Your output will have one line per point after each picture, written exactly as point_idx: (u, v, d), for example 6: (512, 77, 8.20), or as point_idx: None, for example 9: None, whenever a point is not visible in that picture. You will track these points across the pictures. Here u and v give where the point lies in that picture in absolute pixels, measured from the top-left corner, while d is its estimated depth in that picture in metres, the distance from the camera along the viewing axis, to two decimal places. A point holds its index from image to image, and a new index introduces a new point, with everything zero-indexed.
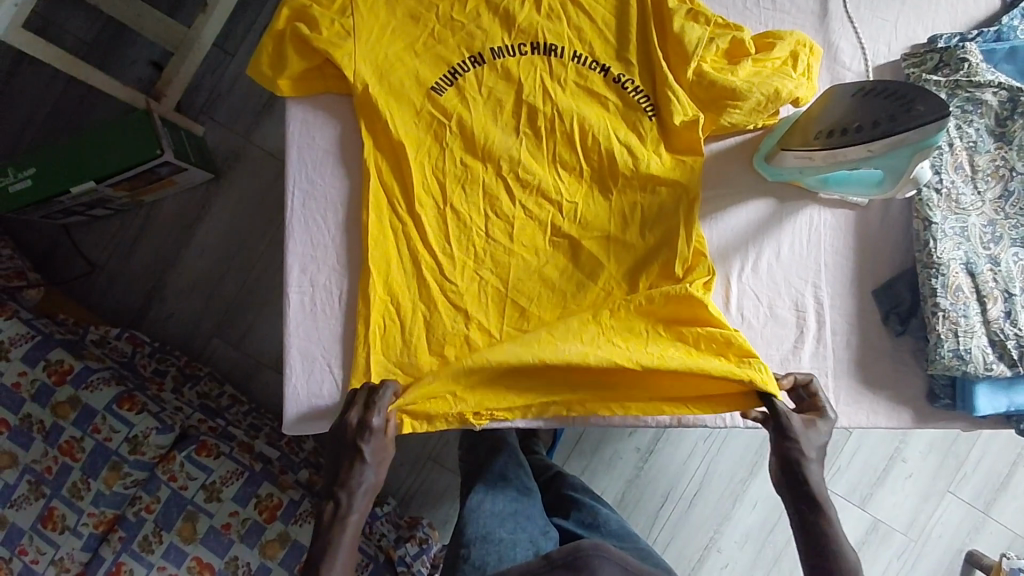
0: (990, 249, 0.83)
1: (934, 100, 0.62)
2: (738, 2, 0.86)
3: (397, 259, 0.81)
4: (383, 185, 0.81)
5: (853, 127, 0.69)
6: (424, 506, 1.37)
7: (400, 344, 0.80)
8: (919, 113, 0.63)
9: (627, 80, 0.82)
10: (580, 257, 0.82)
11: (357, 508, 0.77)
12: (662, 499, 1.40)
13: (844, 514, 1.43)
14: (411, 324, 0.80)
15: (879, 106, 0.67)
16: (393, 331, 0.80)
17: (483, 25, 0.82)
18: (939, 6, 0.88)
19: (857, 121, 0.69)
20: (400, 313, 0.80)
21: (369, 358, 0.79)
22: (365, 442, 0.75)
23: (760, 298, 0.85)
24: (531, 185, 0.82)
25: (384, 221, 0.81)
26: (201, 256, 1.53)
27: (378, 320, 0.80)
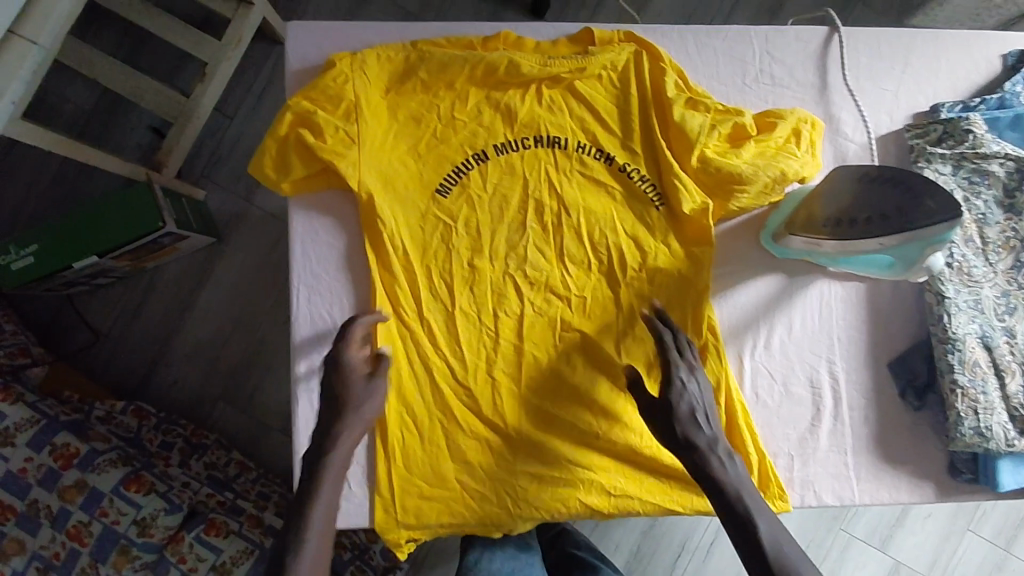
0: (1005, 320, 0.81)
1: (944, 197, 0.61)
2: (737, 78, 0.85)
3: (409, 365, 0.82)
4: (386, 293, 0.82)
5: (861, 219, 0.68)
6: (436, 569, 1.35)
7: (420, 451, 0.82)
8: (930, 209, 0.62)
9: (634, 168, 0.84)
10: (591, 351, 0.84)
11: (325, 482, 0.73)
12: (679, 550, 1.38)
13: (866, 558, 1.41)
14: (429, 431, 0.82)
15: (887, 198, 0.66)
16: (415, 439, 0.82)
17: (485, 122, 0.83)
18: (939, 72, 0.87)
19: (864, 213, 0.68)
20: (417, 422, 0.82)
21: (391, 466, 0.81)
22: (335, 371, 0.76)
23: (775, 376, 0.85)
24: (541, 282, 0.84)
25: (393, 330, 0.82)
26: (205, 318, 1.55)
27: (396, 430, 0.82)
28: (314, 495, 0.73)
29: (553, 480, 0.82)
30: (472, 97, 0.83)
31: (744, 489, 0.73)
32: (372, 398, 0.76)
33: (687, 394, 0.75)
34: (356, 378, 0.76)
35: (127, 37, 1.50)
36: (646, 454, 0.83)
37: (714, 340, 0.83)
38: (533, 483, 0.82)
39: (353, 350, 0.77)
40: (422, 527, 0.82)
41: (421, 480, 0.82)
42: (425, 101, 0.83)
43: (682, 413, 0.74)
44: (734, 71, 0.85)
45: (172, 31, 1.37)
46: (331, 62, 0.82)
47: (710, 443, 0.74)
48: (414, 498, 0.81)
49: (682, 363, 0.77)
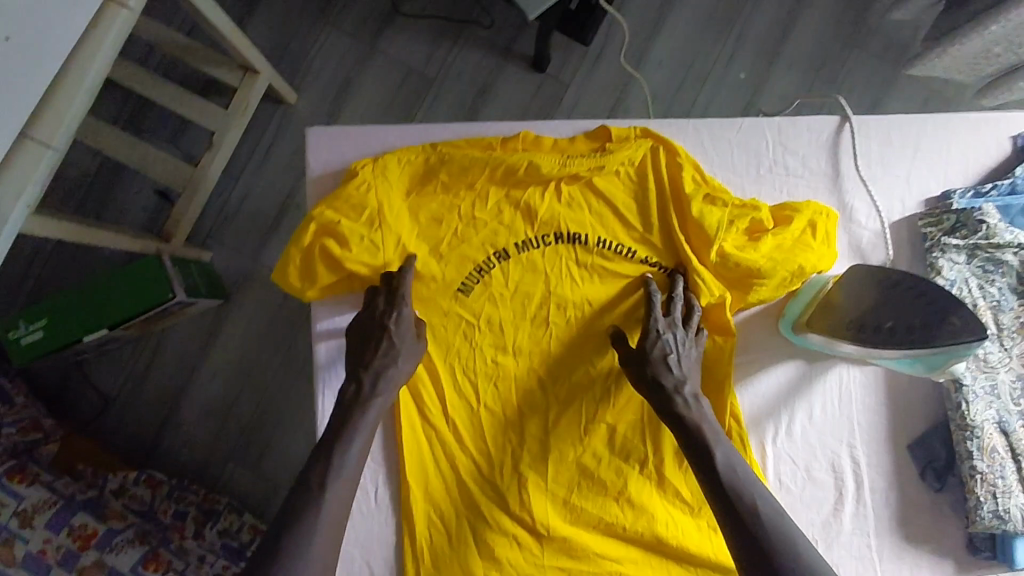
0: (1021, 404, 0.83)
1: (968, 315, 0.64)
2: (752, 169, 0.87)
3: (436, 464, 0.83)
4: (412, 393, 0.83)
5: (886, 327, 0.71)
6: None
7: (448, 551, 0.82)
8: (956, 326, 0.65)
9: (655, 261, 0.85)
10: (617, 443, 0.84)
11: (363, 428, 0.76)
12: None
13: None
14: (456, 530, 0.82)
15: (913, 310, 0.69)
16: (443, 539, 0.82)
17: (505, 220, 0.84)
18: (950, 156, 0.89)
19: (888, 321, 0.71)
20: (445, 522, 0.82)
21: (419, 568, 0.81)
22: (392, 322, 0.79)
23: (797, 461, 0.86)
24: (565, 375, 0.84)
25: (419, 429, 0.83)
26: (213, 380, 1.54)
27: (424, 530, 0.82)
28: (351, 437, 0.75)
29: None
30: (492, 196, 0.84)
31: (707, 426, 0.75)
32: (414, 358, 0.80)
33: (661, 342, 0.78)
34: (406, 337, 0.79)
35: (130, 102, 1.51)
36: (675, 547, 0.82)
37: (737, 428, 0.83)
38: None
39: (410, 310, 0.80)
40: None
41: None
42: (445, 201, 0.84)
43: (653, 352, 0.78)
44: (749, 161, 0.87)
45: (177, 100, 1.38)
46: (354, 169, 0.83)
47: (676, 386, 0.77)
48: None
49: (664, 318, 0.80)
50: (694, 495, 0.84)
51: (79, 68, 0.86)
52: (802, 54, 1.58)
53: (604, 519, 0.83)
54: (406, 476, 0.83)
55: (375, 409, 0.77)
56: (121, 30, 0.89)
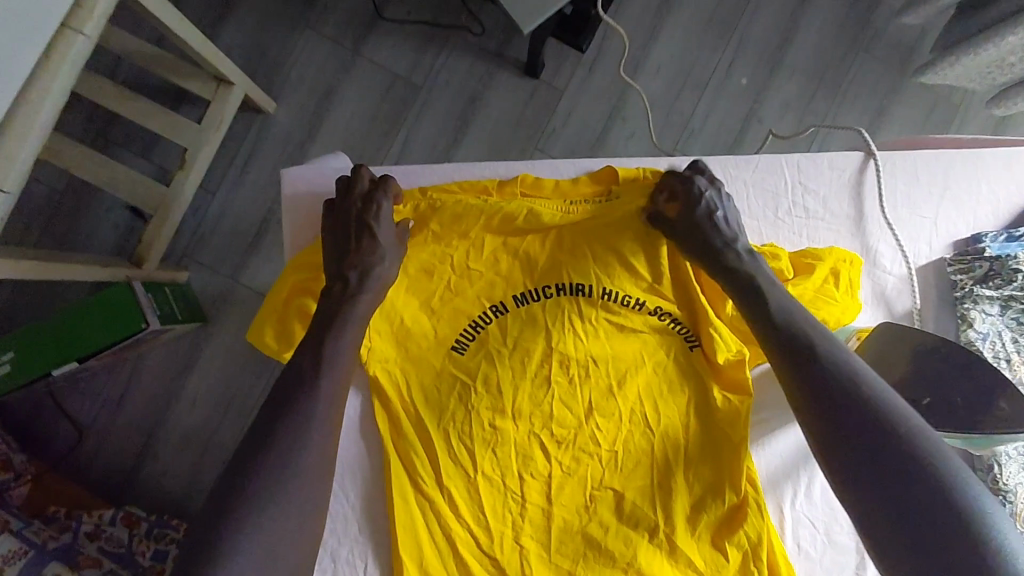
0: None
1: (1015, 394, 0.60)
2: (769, 212, 0.81)
3: (430, 540, 0.76)
4: (403, 461, 0.77)
5: (922, 404, 0.65)
6: None
7: None
8: (1005, 413, 0.62)
9: (666, 311, 0.78)
10: (625, 509, 0.78)
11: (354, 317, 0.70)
12: None
13: None
14: None
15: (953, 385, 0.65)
16: None
17: (503, 271, 0.78)
18: (979, 195, 0.83)
19: (925, 398, 0.65)
20: None
21: None
22: (372, 220, 0.73)
23: (817, 524, 0.80)
24: (569, 438, 0.78)
25: (411, 501, 0.76)
26: (193, 407, 1.47)
27: None
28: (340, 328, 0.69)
29: None
30: (487, 245, 0.77)
31: (762, 275, 0.70)
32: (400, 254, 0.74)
33: (707, 199, 0.74)
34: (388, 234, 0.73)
35: (99, 115, 1.43)
36: None
37: (754, 492, 0.76)
38: None
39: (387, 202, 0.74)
40: None
41: None
42: (436, 251, 0.77)
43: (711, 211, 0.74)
44: (766, 203, 0.81)
45: (146, 114, 1.28)
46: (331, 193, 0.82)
47: (726, 240, 0.72)
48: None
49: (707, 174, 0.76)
50: (709, 565, 0.76)
51: (32, 104, 0.77)
52: (805, 59, 1.49)
53: None
54: (397, 554, 0.76)
55: (363, 304, 0.70)
56: (78, 57, 0.80)
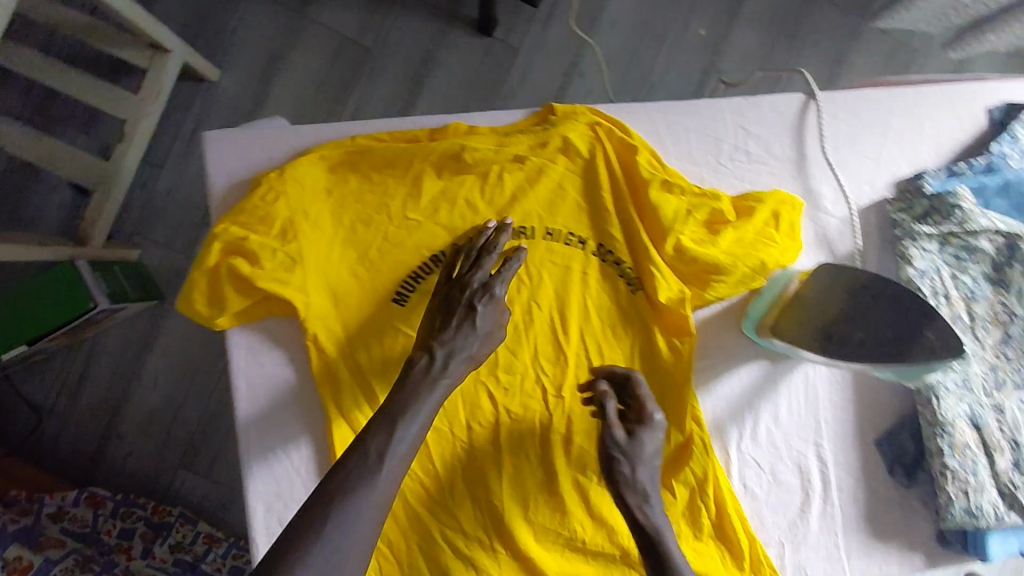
0: (994, 396, 0.79)
1: (942, 329, 0.65)
2: (711, 157, 0.79)
3: None
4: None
5: (854, 338, 0.70)
6: None
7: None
8: (932, 343, 0.66)
9: (610, 253, 0.77)
10: (573, 453, 0.79)
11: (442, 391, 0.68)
12: None
13: None
14: (409, 559, 0.77)
15: (886, 318, 0.69)
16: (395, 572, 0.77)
17: (441, 219, 0.75)
18: (922, 133, 0.82)
19: (857, 332, 0.70)
20: (397, 552, 0.77)
21: None
22: (481, 303, 0.71)
23: (762, 464, 0.82)
24: (515, 385, 0.78)
25: None
26: (155, 385, 1.45)
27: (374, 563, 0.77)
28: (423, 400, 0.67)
29: None
30: (426, 193, 0.75)
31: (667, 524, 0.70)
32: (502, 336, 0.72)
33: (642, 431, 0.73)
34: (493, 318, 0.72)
35: (36, 90, 1.37)
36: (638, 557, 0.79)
37: (698, 431, 0.78)
38: None
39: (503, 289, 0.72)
40: None
41: None
42: (372, 201, 0.74)
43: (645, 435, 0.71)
44: (707, 148, 0.79)
45: (82, 87, 1.23)
46: (254, 144, 0.74)
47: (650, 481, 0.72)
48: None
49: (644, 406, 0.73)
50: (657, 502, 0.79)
51: None
52: (762, 9, 1.47)
53: (565, 531, 0.79)
54: None
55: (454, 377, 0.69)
56: None
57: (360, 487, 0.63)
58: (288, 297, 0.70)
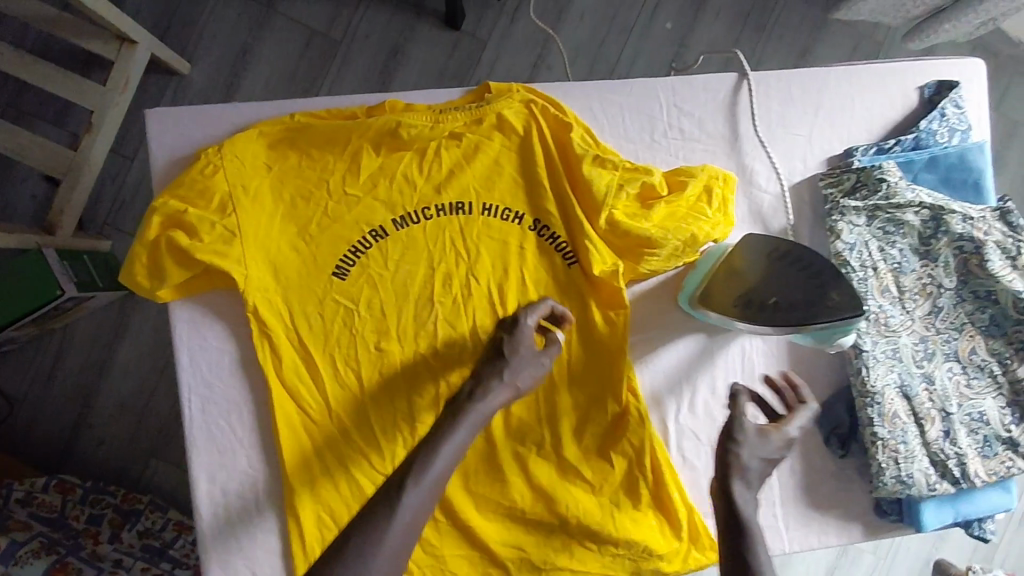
0: (924, 366, 0.80)
1: (845, 291, 0.67)
2: (645, 135, 0.81)
3: (320, 466, 0.78)
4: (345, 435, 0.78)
5: (770, 303, 0.71)
6: None
7: None
8: (836, 303, 0.67)
9: (546, 227, 0.79)
10: (512, 425, 0.81)
11: (470, 416, 0.70)
12: None
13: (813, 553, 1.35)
14: None
15: (798, 282, 0.70)
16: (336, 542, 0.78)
17: (380, 194, 0.77)
18: (854, 111, 0.84)
19: (772, 297, 0.71)
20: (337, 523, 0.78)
21: None
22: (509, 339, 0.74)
23: (700, 436, 0.84)
24: (454, 357, 0.79)
25: (299, 428, 0.78)
26: (125, 375, 1.46)
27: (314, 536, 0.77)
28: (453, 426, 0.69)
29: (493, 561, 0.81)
30: (364, 170, 0.77)
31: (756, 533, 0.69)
32: (539, 368, 0.74)
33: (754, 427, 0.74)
34: (527, 349, 0.74)
35: (8, 83, 1.39)
36: (576, 525, 0.81)
37: (636, 403, 0.80)
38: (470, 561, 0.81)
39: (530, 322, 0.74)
40: None
41: None
42: (312, 177, 0.76)
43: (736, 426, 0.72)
44: (641, 127, 0.81)
45: (46, 77, 1.25)
46: (195, 122, 0.76)
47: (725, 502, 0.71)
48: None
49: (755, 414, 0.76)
50: (595, 473, 0.81)
51: None
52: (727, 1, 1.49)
53: (504, 501, 0.80)
54: (287, 480, 0.77)
55: (486, 404, 0.71)
56: None
57: (378, 522, 0.64)
58: (227, 270, 0.72)
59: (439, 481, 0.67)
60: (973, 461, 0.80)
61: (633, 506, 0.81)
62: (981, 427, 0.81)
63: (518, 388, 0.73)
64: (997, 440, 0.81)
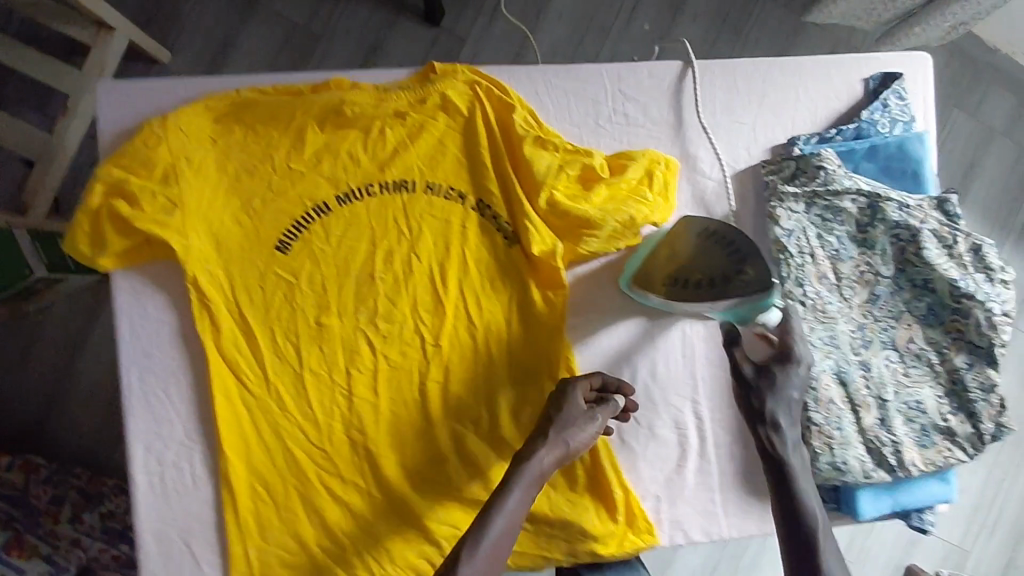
0: (861, 354, 0.81)
1: (760, 267, 0.67)
2: (590, 119, 0.82)
3: (256, 436, 0.79)
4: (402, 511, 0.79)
5: (694, 281, 0.73)
6: None
7: (277, 520, 0.80)
8: (749, 277, 0.67)
9: (487, 208, 0.80)
10: (451, 403, 0.81)
11: (524, 477, 0.71)
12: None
13: None
14: (285, 501, 0.80)
15: (717, 258, 0.71)
16: (270, 512, 0.80)
17: (324, 171, 0.78)
18: (798, 102, 0.85)
19: (697, 275, 0.73)
20: (272, 493, 0.80)
21: (243, 542, 0.79)
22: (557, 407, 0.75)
23: (640, 419, 0.85)
24: (394, 333, 0.80)
25: (236, 400, 0.79)
26: (97, 361, 1.36)
27: (248, 503, 0.80)
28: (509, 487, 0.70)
29: (429, 541, 0.81)
30: (308, 145, 0.78)
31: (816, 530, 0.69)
32: (592, 429, 0.75)
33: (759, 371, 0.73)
34: (577, 409, 0.75)
35: None
36: None
37: None
38: (403, 538, 0.81)
39: (579, 389, 0.76)
40: None
41: (282, 553, 0.80)
42: (255, 152, 0.77)
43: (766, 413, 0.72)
44: (586, 111, 0.82)
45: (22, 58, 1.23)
46: (142, 95, 0.77)
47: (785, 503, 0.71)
48: (274, 567, 0.80)
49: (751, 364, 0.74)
50: None
51: None
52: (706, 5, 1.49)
53: (441, 477, 0.81)
54: (222, 450, 0.79)
55: (536, 463, 0.72)
56: None
57: None
58: (166, 239, 0.73)
59: (495, 551, 0.66)
60: (910, 450, 0.81)
61: (566, 485, 0.83)
62: (918, 416, 0.81)
63: (569, 447, 0.74)
64: (935, 430, 0.81)
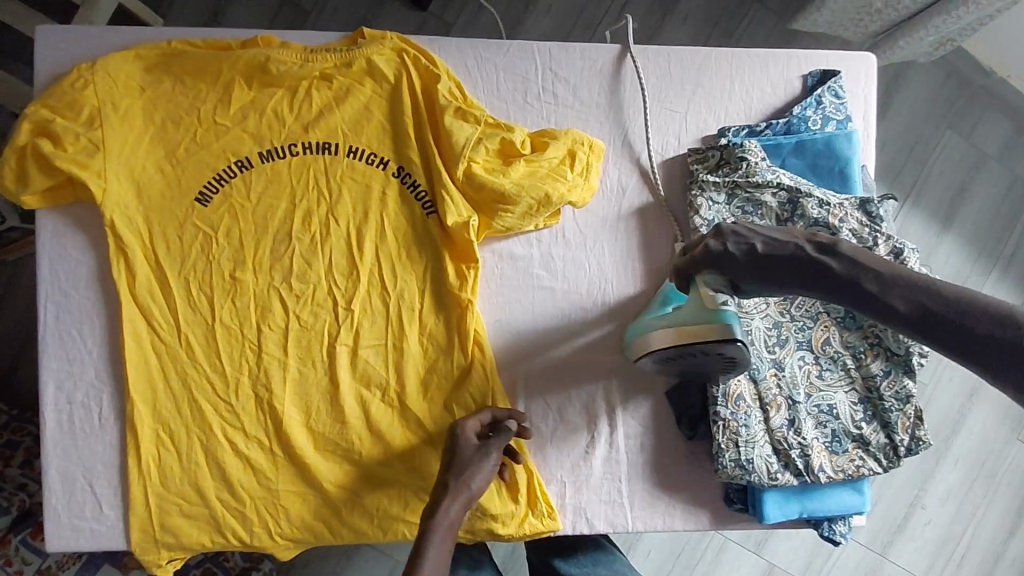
0: (775, 352, 0.81)
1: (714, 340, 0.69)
2: (519, 96, 0.83)
3: (164, 384, 0.80)
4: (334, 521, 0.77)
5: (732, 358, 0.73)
6: (307, 567, 1.24)
7: (178, 470, 0.80)
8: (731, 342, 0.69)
9: (408, 175, 0.80)
10: (358, 369, 0.81)
11: (435, 529, 0.69)
12: None
13: (740, 560, 1.33)
14: (187, 452, 0.80)
15: (709, 357, 0.72)
16: (171, 461, 0.80)
17: (248, 127, 0.79)
18: (732, 95, 0.84)
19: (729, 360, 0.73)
20: (175, 442, 0.80)
21: (143, 486, 0.79)
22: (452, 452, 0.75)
23: (550, 401, 0.84)
24: (306, 294, 0.81)
25: (146, 347, 0.80)
26: None
27: (150, 450, 0.80)
28: (424, 544, 0.68)
29: (326, 501, 0.81)
30: (235, 102, 0.79)
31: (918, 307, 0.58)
32: (489, 465, 0.75)
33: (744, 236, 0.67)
34: (469, 450, 0.75)
35: None
36: (411, 475, 0.81)
37: (481, 356, 0.81)
38: (300, 497, 0.81)
39: (467, 431, 0.76)
40: (179, 549, 0.81)
41: (181, 503, 0.80)
42: (183, 104, 0.79)
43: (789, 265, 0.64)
44: (515, 88, 0.83)
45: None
46: (81, 44, 0.80)
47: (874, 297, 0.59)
48: (173, 515, 0.80)
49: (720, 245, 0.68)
50: (437, 426, 0.81)
51: None
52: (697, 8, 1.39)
53: (342, 441, 0.81)
54: (129, 394, 0.80)
55: (444, 517, 0.70)
56: None
57: None
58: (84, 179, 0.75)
59: None
60: (818, 454, 0.79)
61: None
62: (829, 421, 0.81)
63: (472, 486, 0.73)
64: (846, 436, 0.81)
